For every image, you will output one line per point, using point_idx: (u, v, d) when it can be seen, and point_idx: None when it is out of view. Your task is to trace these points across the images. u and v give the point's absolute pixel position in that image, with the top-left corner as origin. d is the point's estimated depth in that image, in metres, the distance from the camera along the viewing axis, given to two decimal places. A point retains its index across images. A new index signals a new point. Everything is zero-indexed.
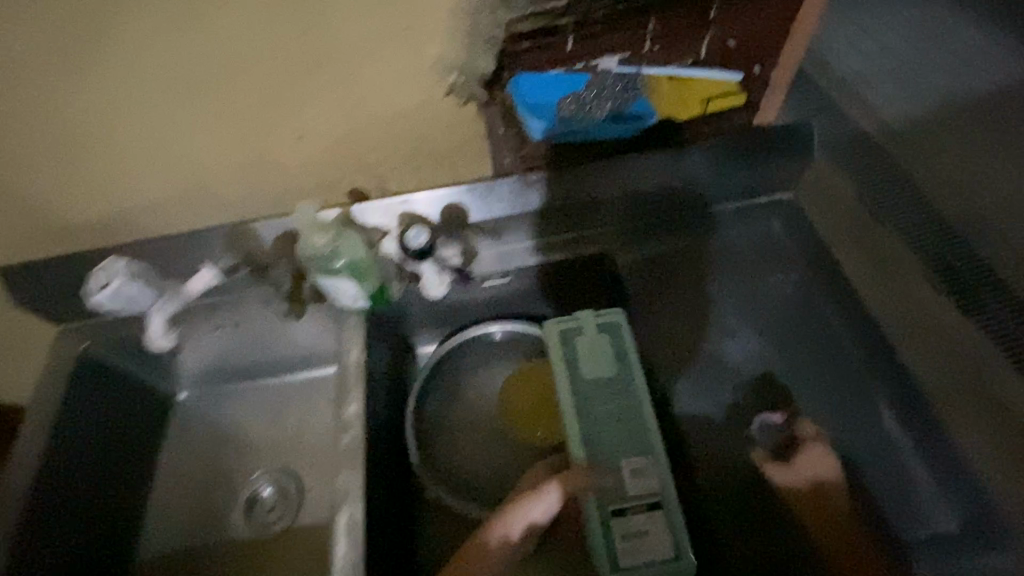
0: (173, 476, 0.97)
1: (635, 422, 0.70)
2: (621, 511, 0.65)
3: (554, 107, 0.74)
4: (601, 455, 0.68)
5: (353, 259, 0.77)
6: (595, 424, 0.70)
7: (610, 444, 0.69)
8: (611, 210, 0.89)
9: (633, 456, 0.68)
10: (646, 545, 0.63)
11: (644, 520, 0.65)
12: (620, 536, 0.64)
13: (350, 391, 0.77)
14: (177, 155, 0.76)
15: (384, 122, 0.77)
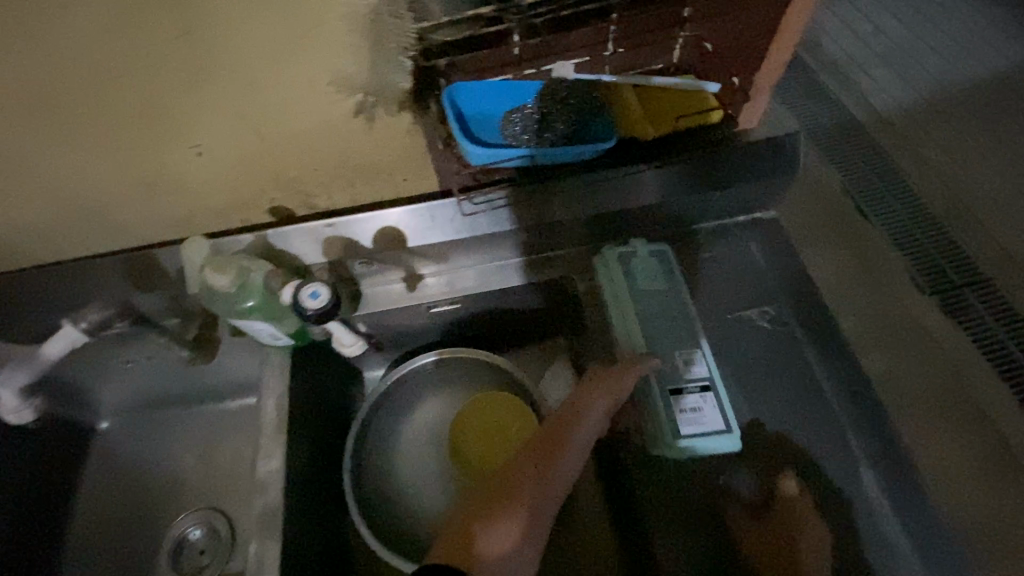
0: (89, 520, 0.87)
1: (687, 311, 0.72)
2: (677, 390, 0.66)
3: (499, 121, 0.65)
4: (655, 346, 0.70)
5: (262, 293, 0.68)
6: (648, 313, 0.72)
7: (663, 333, 0.70)
8: (572, 230, 0.79)
9: (683, 346, 0.69)
10: (703, 418, 0.65)
11: (698, 398, 0.66)
12: (677, 410, 0.65)
13: (268, 445, 0.68)
14: (53, 173, 0.64)
15: (298, 137, 0.65)
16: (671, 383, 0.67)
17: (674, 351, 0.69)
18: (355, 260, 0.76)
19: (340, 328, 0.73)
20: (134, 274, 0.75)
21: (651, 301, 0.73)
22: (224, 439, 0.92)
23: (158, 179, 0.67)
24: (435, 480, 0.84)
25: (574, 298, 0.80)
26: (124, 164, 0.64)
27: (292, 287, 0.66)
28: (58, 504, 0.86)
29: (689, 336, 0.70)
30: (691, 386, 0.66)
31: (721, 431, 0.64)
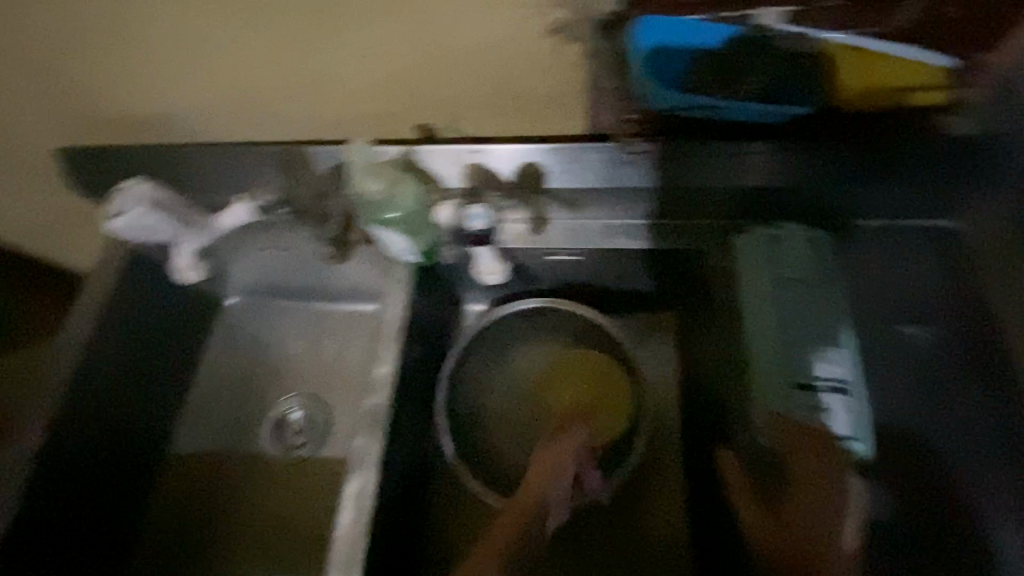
0: (211, 380, 0.97)
1: (833, 307, 0.63)
2: (805, 386, 0.60)
3: (672, 69, 0.62)
4: (791, 333, 0.62)
5: (408, 210, 0.67)
6: (784, 296, 0.63)
7: (803, 322, 0.62)
8: (724, 199, 0.71)
9: (823, 342, 0.61)
10: (830, 420, 0.59)
11: (829, 399, 0.59)
12: (802, 407, 0.59)
13: (382, 351, 0.71)
14: (237, 54, 0.66)
15: (467, 51, 0.64)
16: (800, 377, 0.60)
17: (807, 350, 0.61)
18: (491, 191, 0.73)
19: (488, 255, 0.74)
20: (286, 165, 0.74)
21: (790, 288, 0.64)
22: (327, 338, 0.98)
23: (323, 78, 0.67)
24: (517, 423, 0.84)
25: (705, 275, 0.73)
26: (298, 56, 0.66)
27: (448, 209, 0.69)
28: (186, 364, 0.96)
29: (828, 332, 0.62)
30: (823, 384, 0.60)
31: (849, 437, 0.58)
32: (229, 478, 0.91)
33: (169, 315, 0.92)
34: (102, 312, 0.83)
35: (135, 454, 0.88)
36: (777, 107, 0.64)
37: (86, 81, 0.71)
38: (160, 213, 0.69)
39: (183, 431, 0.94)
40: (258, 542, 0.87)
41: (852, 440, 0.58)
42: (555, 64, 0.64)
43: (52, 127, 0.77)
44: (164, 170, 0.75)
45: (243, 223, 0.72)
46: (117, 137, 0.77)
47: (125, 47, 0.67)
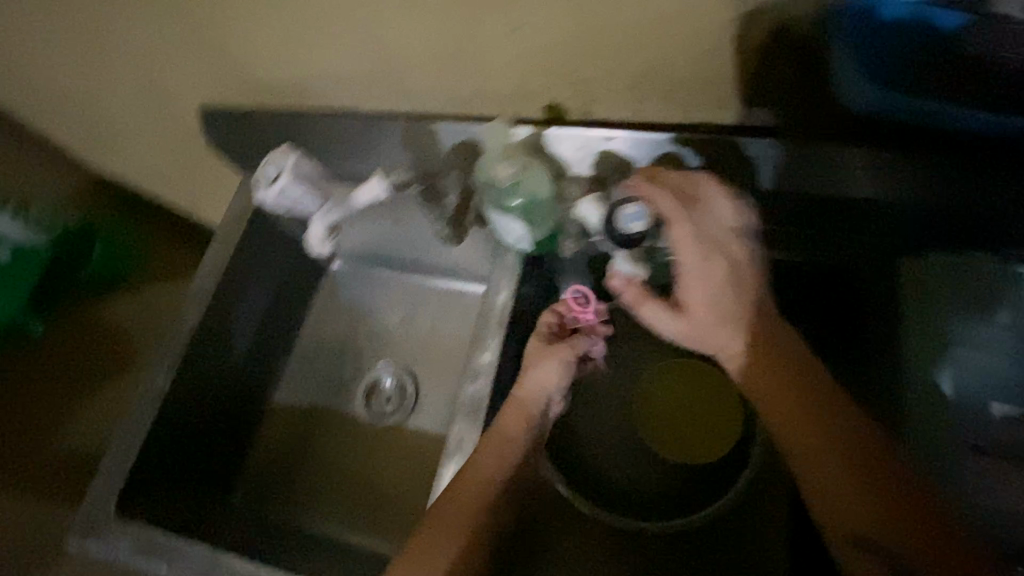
0: (313, 338, 0.98)
1: (1013, 368, 0.55)
2: (976, 449, 0.54)
3: (885, 61, 0.50)
4: (961, 395, 0.56)
5: (532, 197, 0.65)
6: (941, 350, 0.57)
7: (973, 380, 0.56)
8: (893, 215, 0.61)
9: (1001, 401, 0.56)
10: (1002, 493, 0.53)
11: (995, 466, 0.53)
12: (972, 471, 0.54)
13: (489, 337, 0.70)
14: (374, 25, 0.63)
15: (614, 35, 0.57)
16: (967, 439, 0.55)
17: (990, 401, 0.55)
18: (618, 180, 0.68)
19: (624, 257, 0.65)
20: (412, 140, 0.72)
21: (969, 342, 0.56)
22: (426, 311, 0.96)
23: (460, 47, 0.62)
24: (618, 429, 0.78)
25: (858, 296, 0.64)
26: (434, 30, 0.62)
27: (591, 204, 0.65)
28: (292, 320, 0.97)
29: (1012, 390, 0.55)
30: (996, 450, 0.54)
31: None
32: (321, 438, 0.92)
33: (284, 274, 0.94)
34: (227, 267, 0.86)
35: (243, 402, 0.92)
36: (1012, 120, 0.49)
37: (228, 46, 0.72)
38: (304, 185, 0.71)
39: (285, 385, 0.96)
40: (344, 501, 0.87)
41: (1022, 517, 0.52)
42: (724, 48, 0.55)
43: (196, 85, 0.79)
44: (297, 135, 0.77)
45: (376, 198, 0.71)
46: (253, 96, 0.78)
47: (267, 14, 0.66)
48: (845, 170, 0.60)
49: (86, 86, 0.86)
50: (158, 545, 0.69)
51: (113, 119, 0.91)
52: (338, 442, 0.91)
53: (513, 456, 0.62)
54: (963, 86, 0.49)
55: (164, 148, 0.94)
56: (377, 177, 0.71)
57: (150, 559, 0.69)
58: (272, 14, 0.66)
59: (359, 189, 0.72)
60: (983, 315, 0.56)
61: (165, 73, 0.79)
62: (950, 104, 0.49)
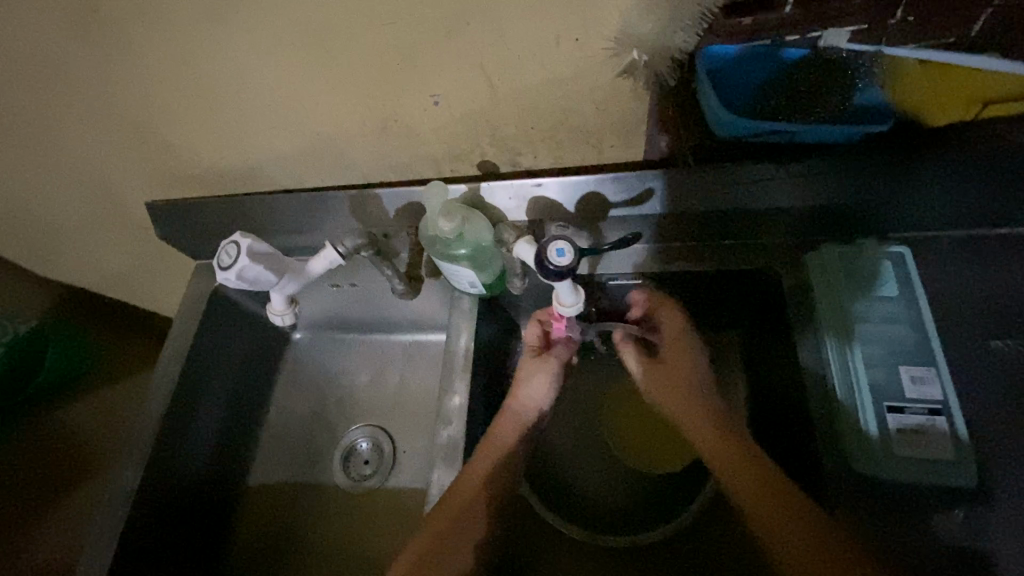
0: (283, 412, 0.98)
1: (907, 330, 0.62)
2: (898, 408, 0.58)
3: (744, 95, 0.60)
4: (871, 360, 0.61)
5: (476, 244, 0.69)
6: (845, 320, 0.63)
7: (879, 344, 0.62)
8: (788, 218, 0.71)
9: (911, 362, 0.60)
10: (926, 443, 0.56)
11: (920, 419, 0.57)
12: (896, 428, 0.57)
13: (455, 382, 0.73)
14: (309, 111, 0.69)
15: (526, 96, 0.65)
16: (886, 398, 0.59)
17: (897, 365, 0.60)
18: (550, 221, 0.76)
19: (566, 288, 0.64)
20: (359, 208, 0.78)
21: (863, 310, 0.64)
22: (393, 367, 0.98)
23: (391, 120, 0.69)
24: (591, 450, 0.81)
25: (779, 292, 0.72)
26: (364, 109, 0.68)
27: (528, 246, 0.65)
28: (260, 396, 0.97)
29: (915, 350, 0.61)
30: (915, 406, 0.58)
31: (948, 458, 0.55)
32: (302, 512, 0.91)
33: (247, 353, 0.95)
34: (189, 352, 0.86)
35: (217, 489, 0.90)
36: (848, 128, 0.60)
37: (173, 144, 0.76)
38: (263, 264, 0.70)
39: (259, 464, 0.95)
40: (331, 575, 0.86)
41: (945, 463, 0.55)
42: (620, 97, 0.64)
43: (144, 182, 0.82)
44: (248, 217, 0.81)
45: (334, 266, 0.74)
46: (202, 186, 0.82)
47: (205, 111, 0.71)
48: (741, 185, 0.68)
49: (29, 196, 0.87)
50: None
51: (57, 222, 0.92)
52: (319, 513, 0.90)
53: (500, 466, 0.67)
54: (806, 106, 0.60)
55: (114, 245, 0.96)
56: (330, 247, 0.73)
57: None
58: (213, 112, 0.71)
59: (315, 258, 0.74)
60: (876, 292, 0.64)
61: (109, 175, 0.82)
62: (797, 123, 0.59)
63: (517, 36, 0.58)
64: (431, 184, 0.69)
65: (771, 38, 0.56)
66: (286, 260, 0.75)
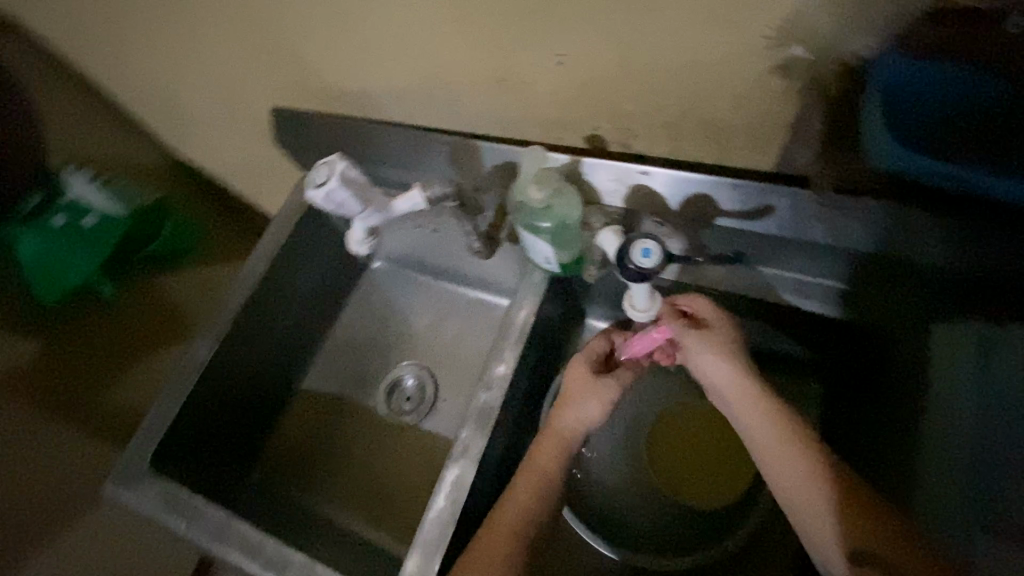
0: (346, 331, 1.03)
1: None
2: None
3: (908, 127, 0.50)
4: None
5: (562, 221, 0.67)
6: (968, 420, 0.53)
7: None
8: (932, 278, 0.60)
9: None
10: None
11: None
12: None
13: (505, 351, 0.72)
14: (432, 47, 0.68)
15: (656, 76, 0.59)
16: None
17: None
18: (649, 214, 0.70)
19: (643, 290, 0.60)
20: (457, 156, 0.77)
21: None
22: (453, 318, 0.99)
23: (510, 74, 0.66)
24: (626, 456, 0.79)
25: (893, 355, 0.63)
26: (486, 55, 0.66)
27: (614, 236, 0.61)
28: (330, 311, 1.03)
29: None
30: None
31: None
32: (342, 425, 0.96)
33: (328, 268, 1.00)
34: (277, 254, 0.91)
35: (276, 382, 0.97)
36: None
37: (304, 56, 0.79)
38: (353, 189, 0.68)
39: (316, 370, 1.01)
40: (357, 490, 0.91)
41: None
42: (762, 97, 0.57)
43: (273, 88, 0.86)
44: (354, 141, 0.83)
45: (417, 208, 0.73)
46: (322, 102, 0.85)
47: (337, 30, 0.72)
48: (880, 229, 0.58)
49: (176, 80, 0.95)
50: (183, 503, 0.74)
51: (196, 108, 0.99)
52: (357, 431, 0.95)
53: (548, 493, 0.64)
54: (988, 152, 0.49)
55: (238, 139, 1.03)
56: (419, 188, 0.72)
57: (172, 517, 0.73)
58: (344, 31, 0.71)
59: (401, 196, 0.74)
60: None
61: (244, 73, 0.87)
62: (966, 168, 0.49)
63: (666, 7, 0.52)
64: (529, 148, 0.67)
65: (968, 65, 0.46)
66: (375, 192, 0.73)
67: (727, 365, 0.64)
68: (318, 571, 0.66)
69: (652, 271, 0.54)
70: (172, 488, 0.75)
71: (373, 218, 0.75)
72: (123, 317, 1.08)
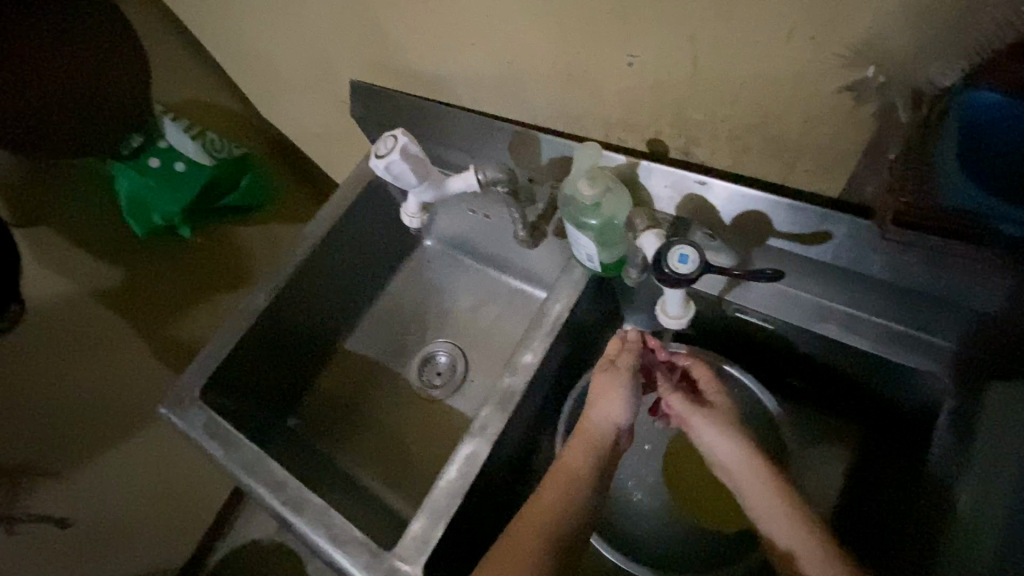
0: (392, 301, 1.08)
1: None
2: None
3: (981, 170, 0.46)
4: None
5: (609, 220, 0.68)
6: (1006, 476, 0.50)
7: None
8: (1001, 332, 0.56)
9: None
10: None
11: None
12: None
13: (535, 341, 0.73)
14: (508, 38, 0.70)
15: (727, 87, 0.58)
16: None
17: None
18: (698, 226, 0.68)
19: (676, 297, 0.60)
20: (517, 146, 0.78)
21: None
22: (493, 304, 1.02)
23: (580, 70, 0.67)
24: (643, 464, 0.78)
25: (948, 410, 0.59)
26: (560, 50, 0.67)
27: (654, 240, 0.62)
28: (379, 280, 1.07)
29: None
30: None
31: None
32: (375, 389, 1.01)
33: (384, 238, 1.05)
34: (339, 218, 0.97)
35: (321, 339, 1.03)
36: None
37: (389, 33, 0.82)
38: (413, 164, 0.71)
39: (359, 333, 1.06)
40: (379, 452, 0.96)
41: None
42: (838, 118, 0.55)
43: (357, 61, 0.91)
44: (423, 120, 0.86)
45: (469, 190, 0.75)
46: (400, 79, 0.89)
47: (422, 11, 0.75)
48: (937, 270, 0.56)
49: (272, 46, 1.02)
50: (224, 434, 0.81)
51: (285, 73, 1.06)
52: (389, 397, 1.00)
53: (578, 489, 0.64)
54: None
55: (320, 106, 1.09)
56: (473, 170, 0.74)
57: (213, 443, 0.80)
58: (428, 13, 0.74)
59: (456, 176, 0.76)
60: None
61: (332, 45, 0.92)
62: None
63: (748, 16, 0.51)
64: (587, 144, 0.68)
65: None
66: (432, 168, 0.75)
67: (733, 438, 0.64)
68: (331, 517, 0.71)
69: (688, 278, 0.55)
70: (216, 419, 0.82)
71: (427, 193, 0.78)
72: (193, 258, 1.18)
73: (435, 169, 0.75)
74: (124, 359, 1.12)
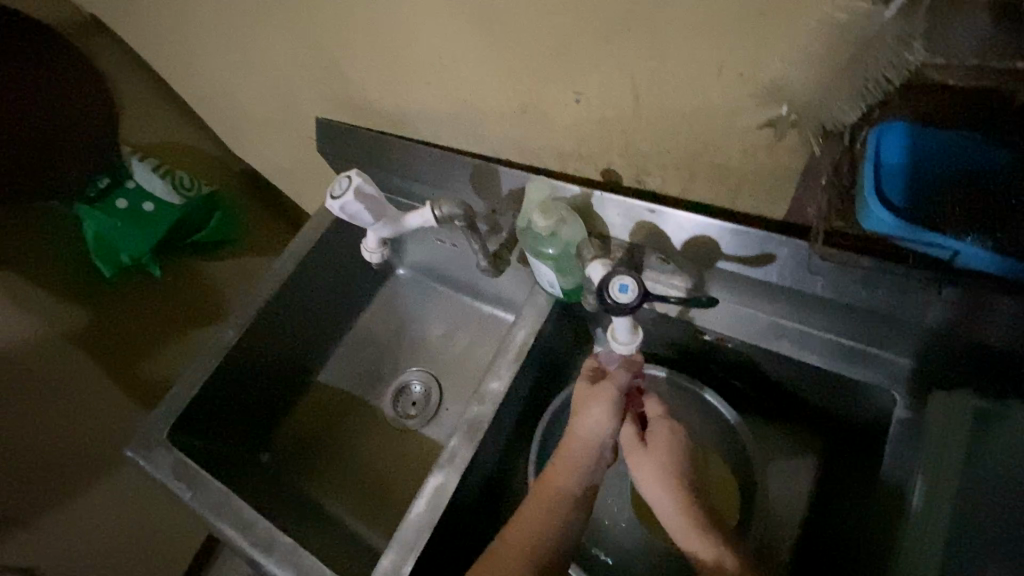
0: (364, 332, 1.08)
1: None
2: None
3: (897, 188, 0.49)
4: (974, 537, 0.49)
5: (567, 247, 0.69)
6: (945, 483, 0.52)
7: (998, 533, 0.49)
8: (938, 342, 0.60)
9: None
10: None
11: None
12: None
13: (502, 368, 0.74)
14: (460, 77, 0.73)
15: (666, 118, 0.62)
16: None
17: None
18: (652, 251, 0.72)
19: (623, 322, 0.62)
20: (476, 178, 0.81)
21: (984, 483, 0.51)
22: (465, 330, 1.03)
23: (531, 105, 0.70)
24: (615, 486, 0.79)
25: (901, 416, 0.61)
26: (510, 87, 0.69)
27: (602, 269, 0.63)
28: (351, 311, 1.08)
29: None
30: None
31: None
32: (350, 419, 1.01)
33: (354, 269, 1.05)
34: (308, 252, 0.97)
35: (293, 372, 1.02)
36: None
37: (349, 74, 0.85)
38: (368, 203, 0.72)
39: (331, 365, 1.06)
40: (355, 484, 0.95)
41: None
42: (770, 148, 0.58)
43: (321, 98, 0.93)
44: (385, 156, 0.88)
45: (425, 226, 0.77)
46: (363, 116, 0.91)
47: (377, 53, 0.78)
48: (889, 291, 0.58)
49: (236, 85, 1.04)
50: (191, 473, 0.80)
51: (252, 111, 1.08)
52: (366, 426, 1.00)
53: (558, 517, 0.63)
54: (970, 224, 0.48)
55: (287, 140, 1.10)
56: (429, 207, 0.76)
57: (179, 485, 0.79)
58: (384, 54, 0.77)
59: (413, 213, 0.77)
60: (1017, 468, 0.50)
61: (296, 83, 0.94)
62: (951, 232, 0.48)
63: (676, 55, 0.55)
64: (536, 179, 0.73)
65: (956, 136, 0.48)
66: (389, 206, 0.76)
67: (664, 486, 0.63)
68: (302, 556, 0.70)
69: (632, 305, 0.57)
70: (184, 460, 0.81)
71: (385, 230, 0.79)
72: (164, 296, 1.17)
73: (392, 207, 0.77)
74: (90, 396, 1.09)
